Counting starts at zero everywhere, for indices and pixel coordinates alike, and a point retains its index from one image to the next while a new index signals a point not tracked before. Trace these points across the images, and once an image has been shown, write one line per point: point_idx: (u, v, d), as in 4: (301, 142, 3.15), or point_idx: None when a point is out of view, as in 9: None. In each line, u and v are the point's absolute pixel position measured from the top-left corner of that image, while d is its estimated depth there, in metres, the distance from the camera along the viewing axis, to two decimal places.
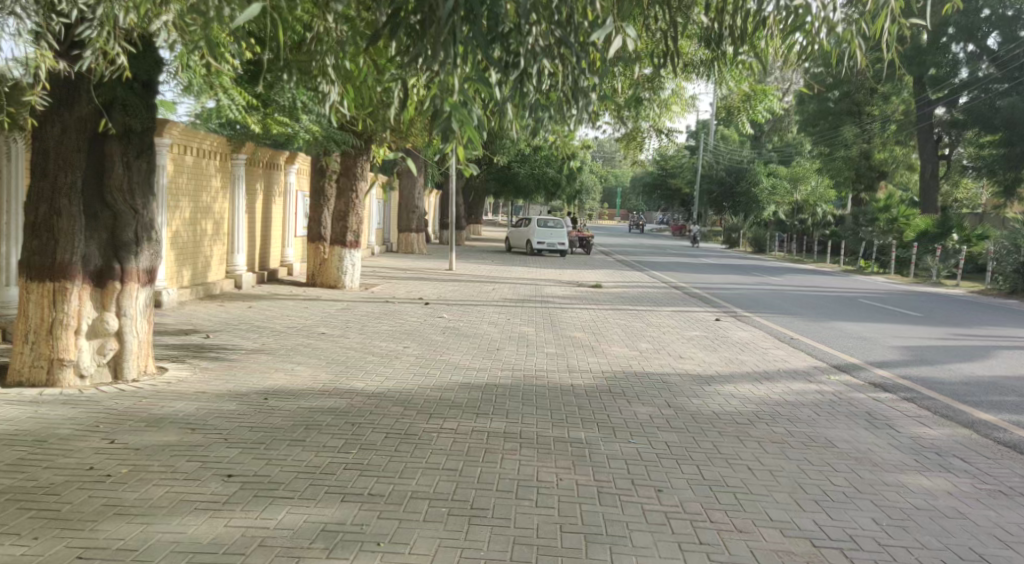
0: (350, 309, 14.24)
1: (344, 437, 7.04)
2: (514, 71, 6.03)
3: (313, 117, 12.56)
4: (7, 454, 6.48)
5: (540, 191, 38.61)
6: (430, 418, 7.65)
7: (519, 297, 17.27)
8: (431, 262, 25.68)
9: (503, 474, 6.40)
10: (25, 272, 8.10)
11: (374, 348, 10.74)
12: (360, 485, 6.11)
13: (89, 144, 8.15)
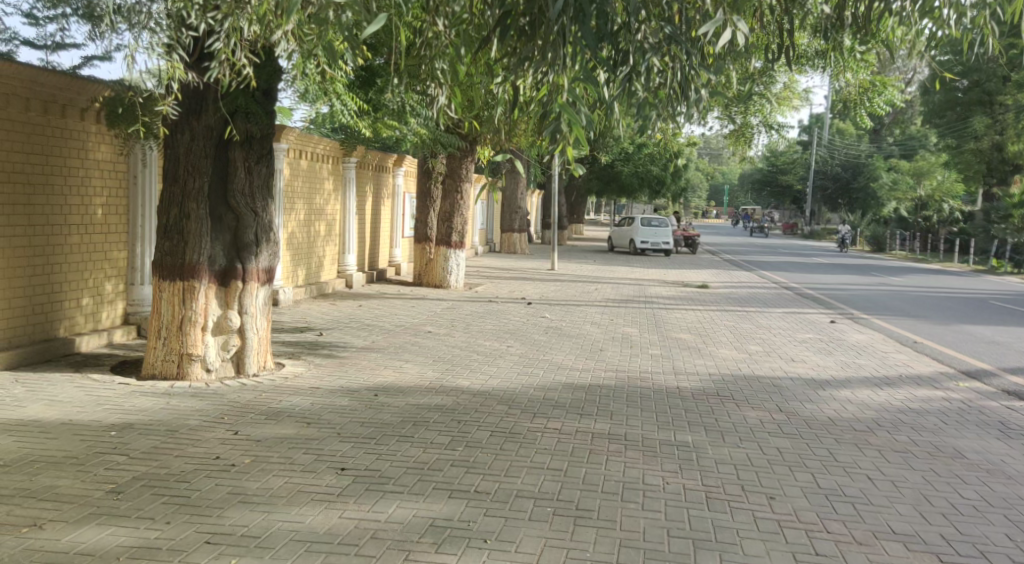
0: (455, 308, 14.58)
1: (451, 434, 7.31)
2: (623, 69, 6.16)
3: (422, 120, 12.91)
4: (141, 442, 6.89)
5: (645, 190, 38.52)
6: (535, 418, 7.87)
7: (622, 297, 17.36)
8: (535, 262, 25.95)
9: (608, 476, 6.53)
10: (158, 272, 8.61)
11: (479, 347, 11.02)
12: (466, 482, 6.30)
13: (215, 150, 8.61)
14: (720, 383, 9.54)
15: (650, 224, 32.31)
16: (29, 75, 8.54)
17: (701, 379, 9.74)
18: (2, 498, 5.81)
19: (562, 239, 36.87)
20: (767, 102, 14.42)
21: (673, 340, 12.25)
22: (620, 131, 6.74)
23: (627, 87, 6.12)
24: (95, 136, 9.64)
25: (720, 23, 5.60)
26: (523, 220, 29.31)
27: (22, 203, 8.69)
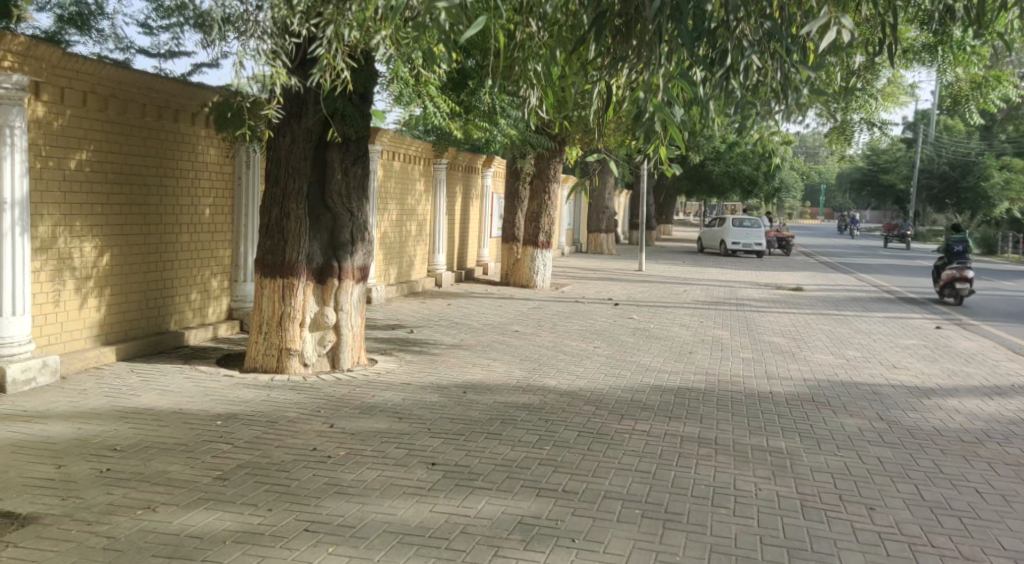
0: (542, 308, 14.79)
1: (539, 433, 7.49)
2: (721, 68, 6.17)
3: (513, 122, 13.11)
4: (244, 432, 7.21)
5: (737, 190, 38.16)
6: (623, 419, 8.01)
7: (711, 299, 17.33)
8: (622, 262, 25.97)
9: (697, 480, 6.64)
10: (260, 270, 9.00)
11: (566, 347, 11.21)
12: (554, 481, 6.47)
13: (313, 151, 8.96)
14: (812, 389, 9.52)
15: (742, 225, 32.04)
16: (144, 82, 8.99)
17: (793, 384, 9.73)
18: (118, 479, 6.06)
19: (649, 239, 36.76)
20: (870, 98, 14.18)
21: (765, 344, 12.21)
22: (717, 132, 6.78)
23: (726, 85, 6.06)
24: (204, 140, 10.11)
25: (826, 19, 5.59)
26: (611, 220, 29.38)
27: (138, 203, 9.16)
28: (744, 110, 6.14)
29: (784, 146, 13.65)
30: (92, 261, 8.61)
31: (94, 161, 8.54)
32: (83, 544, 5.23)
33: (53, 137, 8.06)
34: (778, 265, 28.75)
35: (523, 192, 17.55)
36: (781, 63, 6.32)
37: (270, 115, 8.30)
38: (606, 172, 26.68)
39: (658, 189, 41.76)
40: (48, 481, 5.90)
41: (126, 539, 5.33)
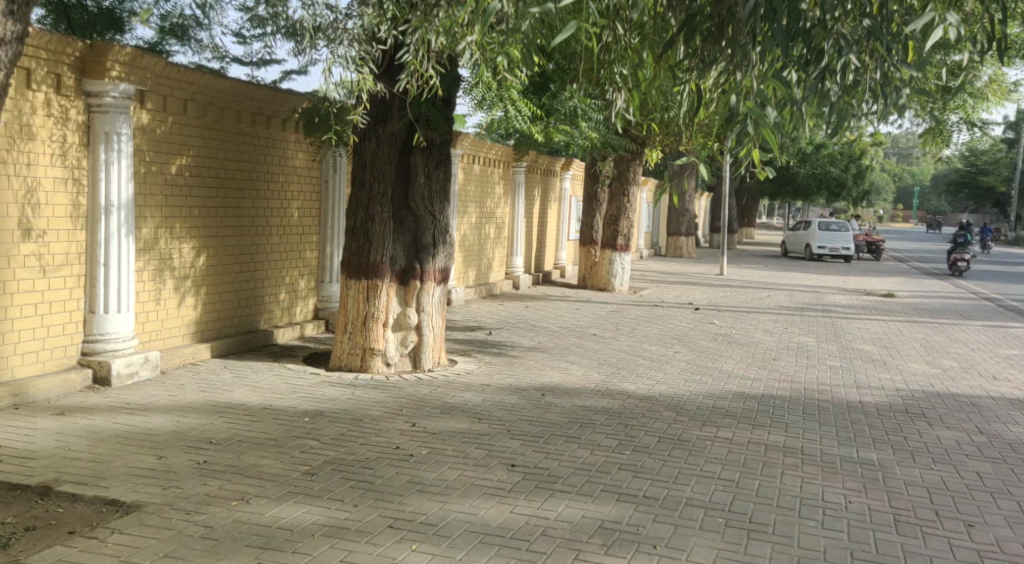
0: (621, 312, 14.84)
1: (618, 438, 7.58)
2: (817, 68, 6.10)
3: (594, 124, 13.18)
4: (331, 428, 7.43)
5: (823, 193, 37.59)
6: (705, 426, 8.04)
7: (793, 304, 17.19)
8: (703, 267, 25.82)
9: (784, 490, 6.64)
10: (346, 271, 9.26)
11: (646, 351, 11.27)
12: (635, 487, 6.52)
13: (398, 155, 9.16)
14: (906, 399, 9.43)
15: (829, 229, 31.64)
16: (240, 90, 9.33)
17: (884, 394, 9.64)
18: (214, 470, 6.27)
19: (730, 243, 36.47)
20: (969, 98, 13.85)
21: (853, 351, 12.10)
22: (808, 135, 6.76)
23: (819, 85, 5.93)
24: (294, 145, 10.42)
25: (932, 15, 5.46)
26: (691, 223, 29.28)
27: (233, 206, 9.51)
28: (839, 110, 6.05)
29: (875, 148, 13.38)
30: (189, 261, 8.96)
31: (193, 166, 8.89)
32: (182, 532, 5.31)
33: (155, 143, 8.41)
34: (867, 270, 28.27)
35: (602, 195, 17.64)
36: (882, 61, 6.24)
37: (357, 119, 8.50)
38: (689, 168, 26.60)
39: (741, 191, 41.35)
40: (149, 470, 6.12)
41: (221, 529, 5.42)
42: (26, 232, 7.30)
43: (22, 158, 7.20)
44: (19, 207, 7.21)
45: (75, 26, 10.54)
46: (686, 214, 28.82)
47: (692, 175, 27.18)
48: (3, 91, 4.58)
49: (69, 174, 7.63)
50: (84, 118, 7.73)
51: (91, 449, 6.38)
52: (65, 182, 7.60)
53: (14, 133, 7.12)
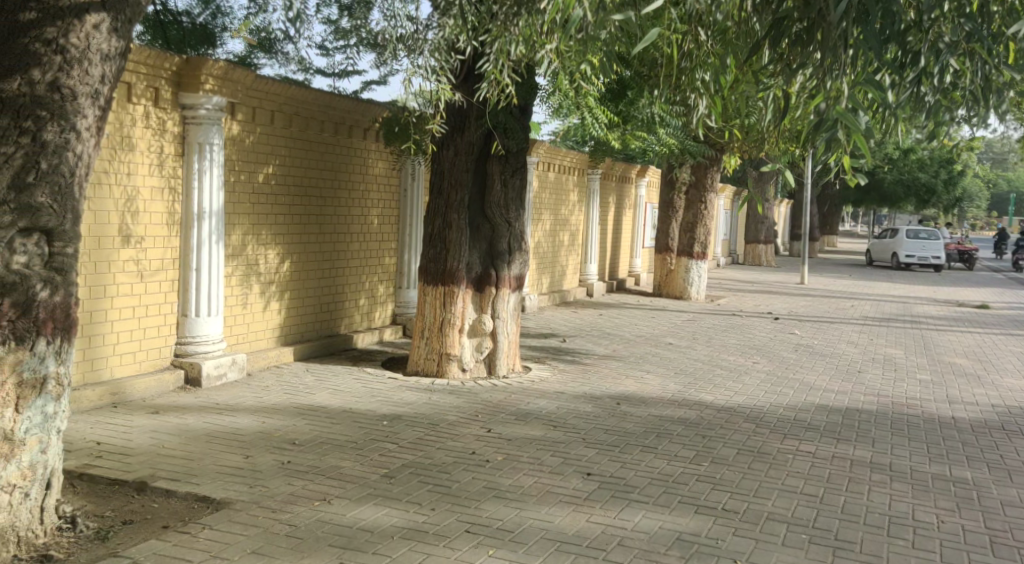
0: (698, 320, 14.79)
1: (696, 449, 7.52)
2: (912, 71, 5.89)
3: (671, 130, 13.17)
4: (408, 433, 7.56)
5: (911, 200, 36.86)
6: (786, 439, 7.96)
7: (879, 316, 16.91)
8: (782, 275, 25.52)
9: (871, 508, 6.41)
10: (424, 277, 9.42)
11: (724, 362, 11.22)
12: (714, 500, 6.37)
13: (475, 163, 9.30)
14: (1001, 416, 9.23)
15: (919, 237, 31.05)
16: (323, 100, 9.56)
17: (978, 410, 9.44)
18: (297, 471, 6.44)
19: (811, 251, 36.01)
20: None
21: (944, 365, 11.87)
22: (899, 141, 6.64)
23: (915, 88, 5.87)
24: (375, 153, 10.64)
25: None
26: (769, 231, 28.98)
27: (316, 215, 9.75)
28: (935, 113, 5.92)
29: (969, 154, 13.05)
30: (275, 267, 9.23)
31: (279, 175, 9.15)
32: (268, 530, 5.42)
33: (245, 152, 8.68)
34: (957, 280, 27.64)
35: (679, 202, 17.61)
36: (983, 63, 6.08)
37: (436, 128, 8.57)
38: (767, 174, 26.32)
39: (824, 198, 40.80)
40: (237, 469, 6.31)
41: (305, 528, 5.51)
42: (126, 239, 7.60)
43: (122, 168, 7.49)
44: (120, 215, 7.51)
45: (170, 42, 10.93)
46: (764, 222, 28.51)
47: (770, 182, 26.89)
48: (108, 104, 4.83)
49: (165, 183, 7.92)
50: (180, 129, 8.03)
51: (183, 447, 6.61)
52: (162, 192, 7.90)
53: (116, 144, 7.41)
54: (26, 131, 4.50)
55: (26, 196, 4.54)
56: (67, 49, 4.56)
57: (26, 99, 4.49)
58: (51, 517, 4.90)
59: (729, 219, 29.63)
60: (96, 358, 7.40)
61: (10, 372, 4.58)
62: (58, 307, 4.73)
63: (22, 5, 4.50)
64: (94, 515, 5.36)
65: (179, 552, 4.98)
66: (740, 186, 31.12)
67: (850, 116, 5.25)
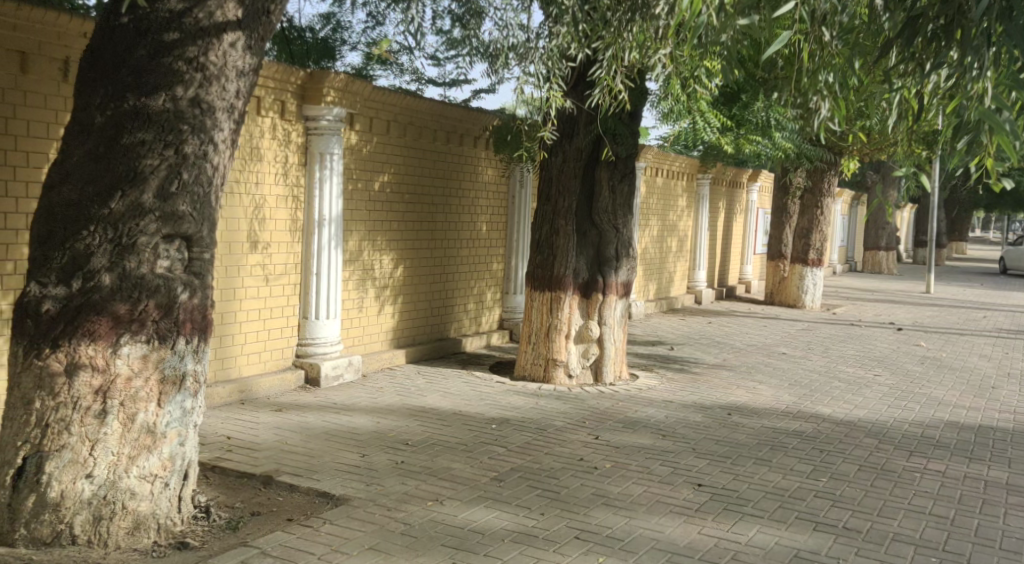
0: (813, 330, 14.55)
1: (813, 463, 7.37)
2: None
3: (787, 134, 13.01)
4: (517, 437, 7.68)
5: None
6: (912, 456, 7.72)
7: (1011, 328, 16.31)
8: (906, 284, 24.82)
9: (1006, 532, 6.11)
10: (531, 283, 9.55)
11: (843, 374, 11.01)
12: (835, 517, 6.20)
13: (584, 170, 9.37)
14: None
15: None
16: (436, 110, 9.79)
17: None
18: (410, 471, 6.62)
19: (934, 259, 34.94)
20: None
21: None
22: None
23: None
24: (485, 161, 10.84)
25: None
26: (889, 237, 28.27)
27: (428, 222, 9.98)
28: None
29: None
30: (389, 272, 9.50)
31: (394, 183, 9.41)
32: (384, 528, 5.58)
33: (362, 162, 8.96)
34: None
35: (793, 207, 17.34)
36: None
37: (545, 135, 8.59)
38: (887, 178, 25.67)
39: (950, 203, 39.54)
40: (354, 467, 6.54)
41: (419, 527, 5.66)
42: (253, 244, 7.95)
43: (251, 177, 7.83)
44: (248, 221, 7.85)
45: (294, 57, 11.38)
46: (884, 228, 27.79)
47: (890, 186, 26.23)
48: (242, 118, 5.10)
49: (289, 192, 8.25)
50: (303, 140, 8.33)
51: (304, 444, 6.87)
52: (286, 199, 8.22)
53: (246, 155, 7.76)
54: (170, 144, 4.78)
55: (169, 205, 4.81)
56: (207, 67, 4.85)
57: (170, 115, 4.77)
58: (187, 507, 5.17)
59: (846, 224, 28.96)
60: (226, 357, 7.76)
61: (154, 368, 4.88)
62: (195, 310, 5.00)
63: (166, 26, 4.79)
64: (225, 506, 5.63)
65: (303, 544, 5.19)
66: (857, 190, 30.43)
67: (989, 118, 5.14)
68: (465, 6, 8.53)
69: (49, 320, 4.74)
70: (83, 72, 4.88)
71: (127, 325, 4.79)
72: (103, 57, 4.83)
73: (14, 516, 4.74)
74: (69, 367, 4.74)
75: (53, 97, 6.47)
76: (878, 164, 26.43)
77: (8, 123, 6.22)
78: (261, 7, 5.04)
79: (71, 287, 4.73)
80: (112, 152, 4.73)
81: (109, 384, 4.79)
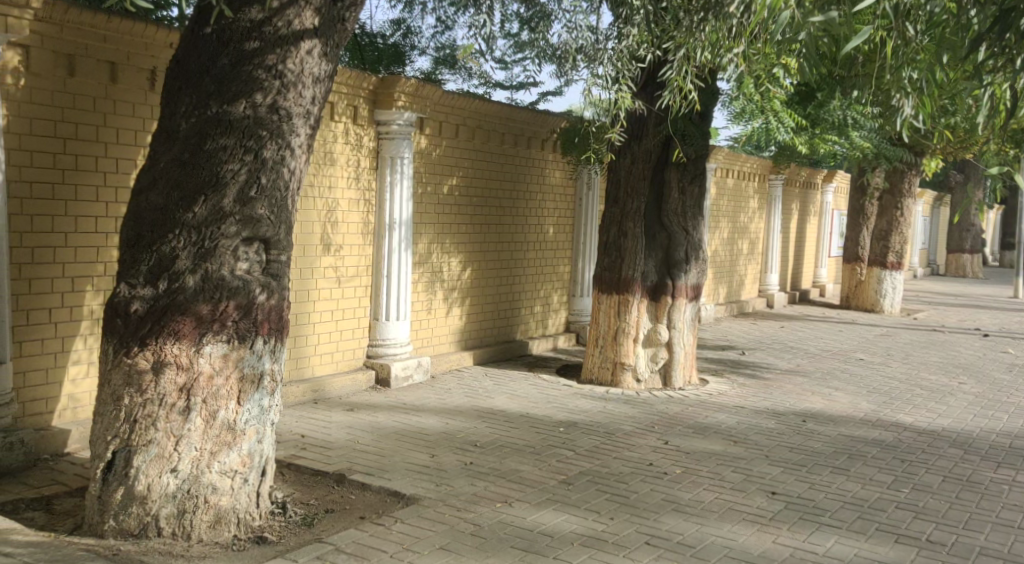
0: (893, 336, 14.23)
1: (894, 474, 7.19)
2: None
3: (866, 133, 12.75)
4: (585, 440, 7.62)
5: None
6: (1000, 468, 7.48)
7: None
8: (992, 288, 24.18)
9: None
10: (598, 286, 9.49)
11: (924, 381, 10.75)
12: (917, 529, 6.04)
13: (653, 172, 9.26)
14: None
15: None
16: (505, 113, 9.78)
17: None
18: (479, 472, 6.60)
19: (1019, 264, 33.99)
20: None
21: None
22: None
23: None
24: (552, 163, 10.79)
25: None
26: (973, 240, 27.55)
27: (496, 225, 9.97)
28: None
29: None
30: (457, 274, 9.50)
31: (463, 186, 9.42)
32: (454, 528, 5.56)
33: (431, 165, 8.99)
34: None
35: (871, 209, 17.01)
36: None
37: (614, 137, 8.53)
38: (973, 178, 25.02)
39: None
40: (423, 467, 6.54)
41: (489, 528, 5.62)
42: (327, 247, 8.01)
43: (325, 182, 7.90)
44: (322, 225, 7.92)
45: (365, 62, 11.47)
46: (967, 231, 27.09)
47: (975, 187, 25.56)
48: (317, 123, 5.12)
49: (361, 196, 8.30)
50: (374, 144, 8.38)
51: (375, 443, 6.89)
52: (358, 203, 8.27)
53: (320, 160, 7.82)
54: (250, 149, 4.82)
55: (248, 208, 4.84)
56: (285, 74, 4.88)
57: (250, 121, 4.81)
58: (266, 502, 5.19)
59: (927, 227, 28.30)
60: (299, 357, 7.84)
61: (233, 367, 4.93)
62: (273, 310, 5.04)
63: (247, 35, 4.84)
64: (301, 502, 5.66)
65: (375, 542, 5.19)
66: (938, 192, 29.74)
67: None
68: (532, 10, 8.47)
69: (137, 319, 4.82)
70: (168, 81, 4.95)
71: (209, 325, 4.85)
72: (187, 66, 4.90)
73: (104, 507, 4.85)
74: (155, 365, 4.81)
75: (140, 105, 6.58)
76: (963, 164, 25.80)
77: (99, 131, 6.34)
78: (336, 14, 5.05)
79: (157, 288, 4.80)
80: (196, 157, 4.79)
81: (193, 383, 4.85)
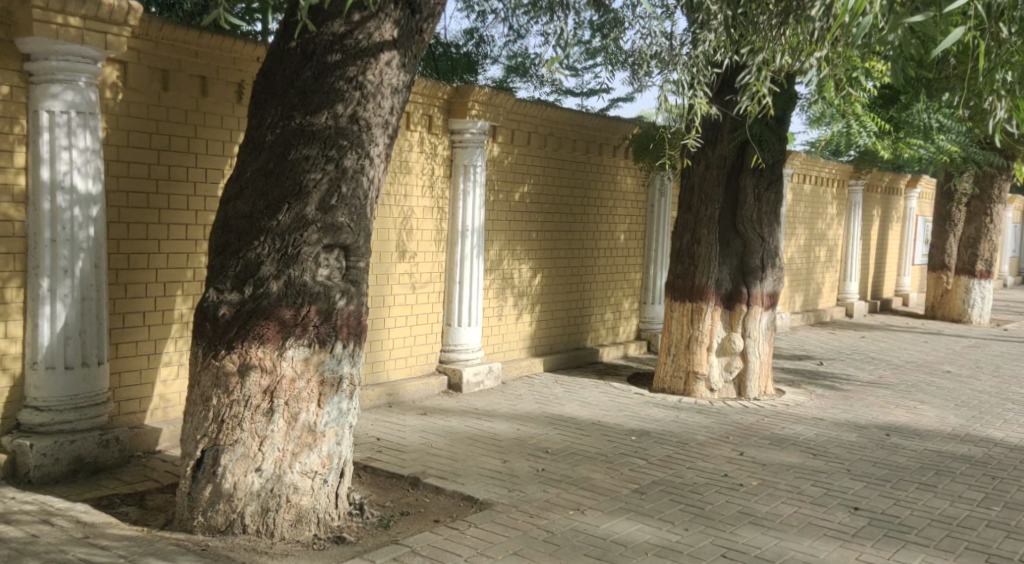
0: (981, 347, 13.88)
1: (985, 491, 7.00)
2: None
3: (953, 137, 12.46)
4: (657, 449, 7.56)
5: None
6: None
7: None
8: None
9: None
10: (671, 293, 9.43)
11: (1015, 395, 10.45)
12: (1008, 549, 5.87)
13: (727, 177, 9.16)
14: None
15: None
16: (577, 120, 9.78)
17: None
18: (551, 478, 6.60)
19: None
20: None
21: None
22: None
23: None
24: (624, 170, 10.75)
25: None
26: None
27: (567, 232, 9.96)
28: None
29: None
30: (528, 280, 9.52)
31: (535, 193, 9.45)
32: (527, 534, 5.56)
33: (503, 173, 9.03)
34: None
35: (957, 215, 16.60)
36: None
37: (690, 143, 8.47)
38: None
39: None
40: (496, 472, 6.55)
41: (562, 535, 5.61)
42: (402, 253, 8.09)
43: (401, 190, 7.98)
44: (397, 232, 8.00)
45: (439, 71, 11.58)
46: None
47: None
48: (396, 133, 5.17)
49: (435, 203, 8.37)
50: (448, 153, 8.44)
51: (448, 447, 6.93)
52: (432, 210, 8.34)
53: (395, 169, 7.91)
54: (332, 159, 4.89)
55: (330, 216, 4.91)
56: (365, 85, 4.94)
57: (332, 131, 4.89)
58: (345, 503, 5.25)
59: (1017, 233, 27.54)
60: (375, 361, 7.92)
61: (314, 370, 5.00)
62: (352, 315, 5.10)
63: (330, 48, 4.92)
64: (377, 505, 5.72)
65: (449, 546, 5.21)
66: None
67: None
68: (605, 16, 8.36)
69: (225, 323, 4.92)
70: (256, 93, 5.07)
71: (292, 329, 4.92)
72: (273, 79, 5.01)
73: (193, 504, 4.96)
74: (241, 367, 4.90)
75: (228, 117, 6.72)
76: None
77: (191, 141, 6.49)
78: (414, 26, 5.10)
79: (244, 293, 4.90)
80: (282, 166, 4.89)
81: (276, 386, 4.93)
